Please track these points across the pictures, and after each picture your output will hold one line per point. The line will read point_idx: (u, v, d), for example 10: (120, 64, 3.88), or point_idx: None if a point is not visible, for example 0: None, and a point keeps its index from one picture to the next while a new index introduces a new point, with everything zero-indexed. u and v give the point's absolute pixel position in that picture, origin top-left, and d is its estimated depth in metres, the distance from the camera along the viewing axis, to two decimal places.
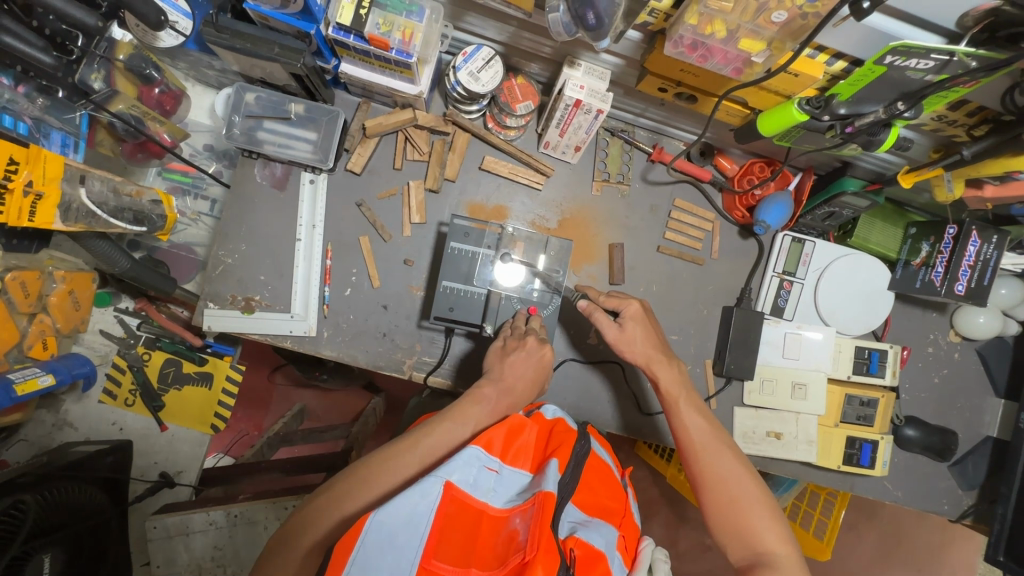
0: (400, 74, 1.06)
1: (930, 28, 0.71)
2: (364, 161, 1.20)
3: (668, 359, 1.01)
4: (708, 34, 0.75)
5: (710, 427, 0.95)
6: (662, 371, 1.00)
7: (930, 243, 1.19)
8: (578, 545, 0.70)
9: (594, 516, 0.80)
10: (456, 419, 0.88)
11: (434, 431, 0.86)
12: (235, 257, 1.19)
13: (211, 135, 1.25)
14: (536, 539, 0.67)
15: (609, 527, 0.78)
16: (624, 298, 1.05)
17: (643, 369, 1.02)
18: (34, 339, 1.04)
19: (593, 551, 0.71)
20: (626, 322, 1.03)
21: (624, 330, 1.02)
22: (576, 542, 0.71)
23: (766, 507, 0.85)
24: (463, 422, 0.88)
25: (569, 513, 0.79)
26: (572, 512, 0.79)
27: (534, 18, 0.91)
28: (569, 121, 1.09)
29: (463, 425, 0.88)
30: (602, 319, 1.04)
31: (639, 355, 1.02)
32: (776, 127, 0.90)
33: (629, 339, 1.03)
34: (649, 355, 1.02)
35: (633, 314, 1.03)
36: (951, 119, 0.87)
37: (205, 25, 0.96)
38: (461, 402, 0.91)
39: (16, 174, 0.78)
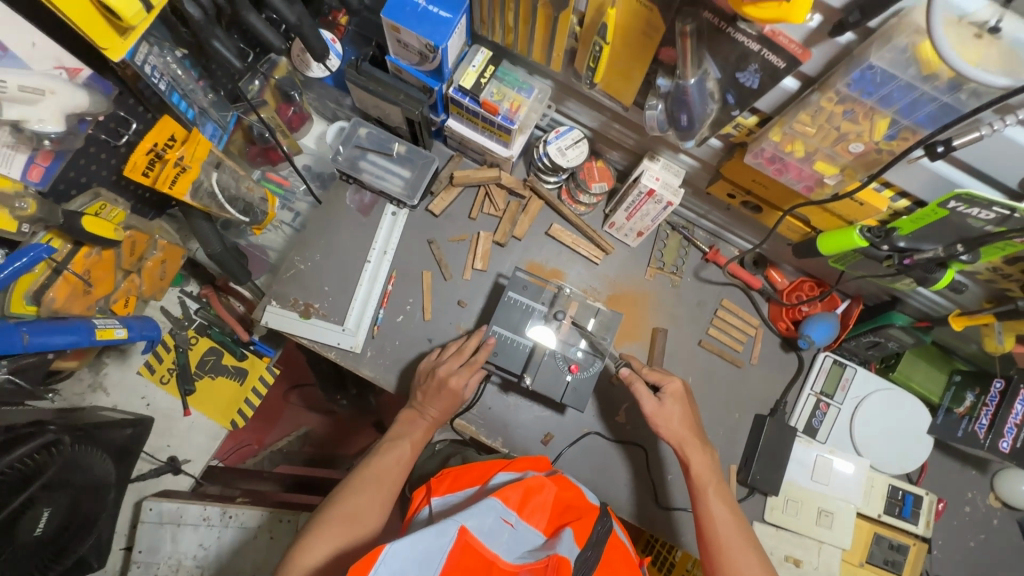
0: (497, 137, 1.19)
1: (994, 184, 0.77)
2: (444, 205, 1.32)
3: (702, 446, 1.02)
4: (788, 151, 0.84)
5: (734, 518, 0.95)
6: (694, 455, 1.01)
7: (974, 394, 1.19)
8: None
9: None
10: (444, 396, 1.10)
11: (410, 416, 1.11)
12: (308, 265, 1.27)
13: (314, 158, 1.36)
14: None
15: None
16: (666, 375, 1.07)
17: (677, 449, 1.03)
18: (121, 295, 1.00)
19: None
20: (665, 399, 1.05)
21: (663, 405, 1.04)
22: None
23: None
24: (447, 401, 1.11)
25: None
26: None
27: (629, 111, 1.03)
28: (638, 207, 1.19)
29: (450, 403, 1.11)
30: (642, 392, 1.05)
31: (674, 433, 1.03)
32: (835, 248, 0.97)
33: (666, 416, 1.04)
34: (682, 435, 1.03)
35: (673, 391, 1.05)
36: (1006, 273, 0.91)
37: (348, 66, 1.12)
38: (441, 377, 1.10)
39: (171, 150, 0.89)
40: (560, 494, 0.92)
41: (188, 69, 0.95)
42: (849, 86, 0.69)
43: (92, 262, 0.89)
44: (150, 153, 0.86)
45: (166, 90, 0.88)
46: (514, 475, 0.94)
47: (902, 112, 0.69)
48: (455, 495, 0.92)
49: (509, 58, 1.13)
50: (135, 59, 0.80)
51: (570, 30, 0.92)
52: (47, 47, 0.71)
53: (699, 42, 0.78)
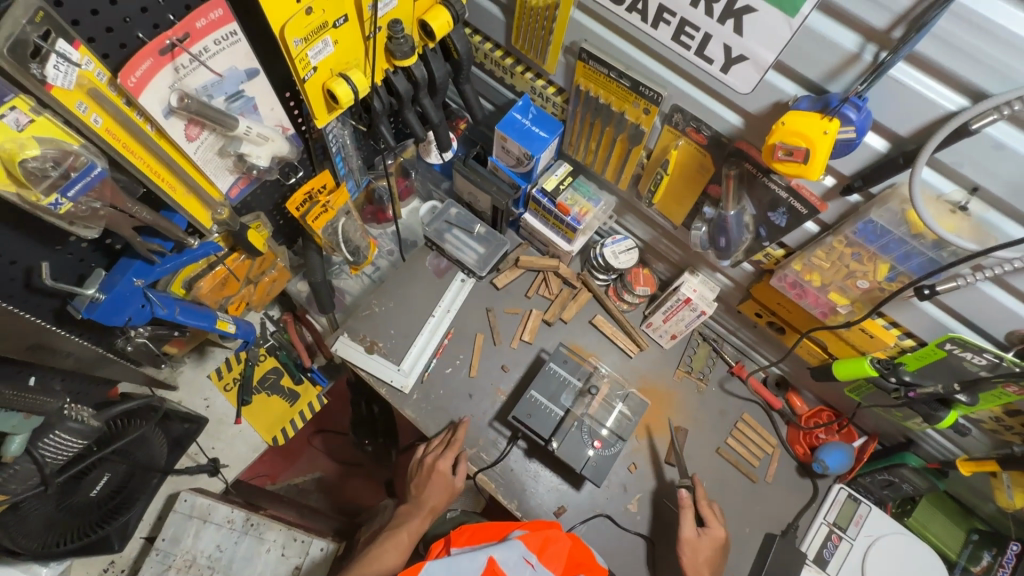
0: (563, 233, 1.42)
1: (985, 335, 0.90)
2: (506, 281, 1.52)
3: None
4: (807, 280, 1.01)
5: None
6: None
7: (991, 554, 1.20)
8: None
9: None
10: (441, 488, 1.29)
11: (409, 508, 1.31)
12: (382, 309, 1.48)
13: (406, 226, 1.62)
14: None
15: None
16: (716, 524, 1.23)
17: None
18: (238, 298, 1.22)
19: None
20: (705, 535, 1.21)
21: (700, 537, 1.21)
22: None
23: None
24: (446, 492, 1.29)
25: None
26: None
27: (677, 230, 1.25)
28: (674, 312, 1.35)
29: (444, 493, 1.28)
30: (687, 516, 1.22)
31: (693, 565, 1.18)
32: (850, 373, 1.08)
33: (695, 546, 1.20)
34: (702, 572, 1.18)
35: (715, 536, 1.21)
36: (1008, 424, 1.00)
37: (458, 160, 1.41)
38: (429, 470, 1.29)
39: (322, 195, 1.14)
40: (575, 550, 1.00)
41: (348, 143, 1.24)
42: (856, 233, 0.89)
43: (236, 265, 1.13)
44: (305, 195, 1.11)
45: (335, 151, 1.13)
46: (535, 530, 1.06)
47: (898, 260, 0.87)
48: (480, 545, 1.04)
49: (585, 174, 1.39)
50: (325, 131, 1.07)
51: (638, 161, 1.17)
52: (279, 112, 0.98)
53: (741, 185, 1.00)
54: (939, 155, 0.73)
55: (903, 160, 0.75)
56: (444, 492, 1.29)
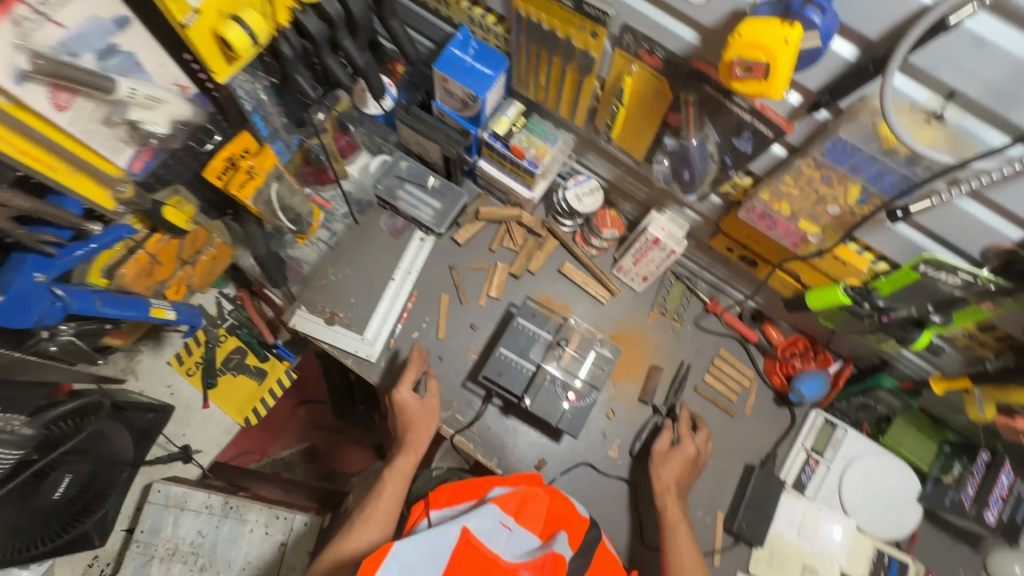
0: (521, 179, 1.33)
1: (959, 252, 0.86)
2: (468, 236, 1.45)
3: (678, 495, 1.20)
4: (776, 209, 0.95)
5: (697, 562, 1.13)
6: (670, 500, 1.19)
7: (962, 463, 1.23)
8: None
9: None
10: (417, 421, 1.24)
11: (393, 454, 1.23)
12: (339, 277, 1.39)
13: (356, 185, 1.50)
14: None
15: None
16: (692, 441, 1.25)
17: (658, 495, 1.20)
18: (175, 282, 1.13)
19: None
20: (676, 448, 1.24)
21: (670, 452, 1.23)
22: None
23: None
24: (424, 419, 1.24)
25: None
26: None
27: (640, 166, 1.16)
28: (644, 254, 1.29)
29: (421, 423, 1.24)
30: (665, 441, 1.25)
31: (662, 479, 1.21)
32: (823, 303, 1.04)
33: (665, 462, 1.22)
34: (669, 484, 1.20)
35: (686, 452, 1.23)
36: (981, 339, 0.98)
37: (400, 108, 1.29)
38: (397, 405, 1.24)
39: (243, 159, 1.04)
40: (553, 504, 0.97)
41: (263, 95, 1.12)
42: (824, 155, 0.82)
43: (162, 246, 1.05)
44: (226, 161, 1.01)
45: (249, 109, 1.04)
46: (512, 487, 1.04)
47: (869, 181, 0.81)
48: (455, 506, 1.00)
49: (540, 112, 1.28)
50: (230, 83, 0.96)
51: (593, 93, 1.07)
52: (170, 67, 0.89)
53: (701, 111, 0.91)
54: (914, 58, 0.65)
55: (873, 68, 0.67)
56: (424, 426, 1.24)
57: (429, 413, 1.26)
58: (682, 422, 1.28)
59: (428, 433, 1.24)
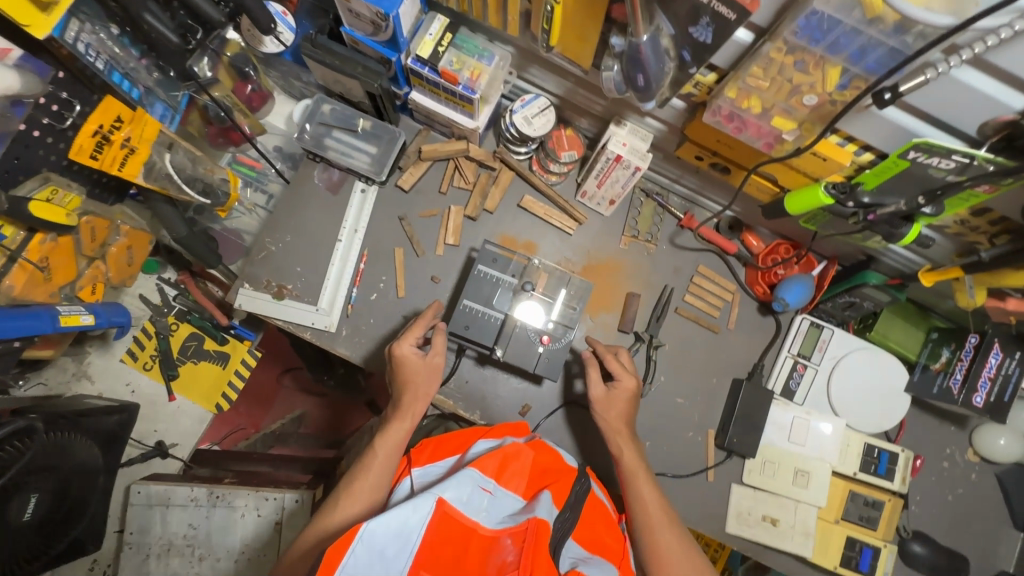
0: (461, 108, 1.16)
1: (953, 133, 0.75)
2: (413, 180, 1.29)
3: (631, 438, 1.10)
4: (745, 107, 0.82)
5: (664, 504, 1.02)
6: (626, 447, 1.08)
7: (950, 350, 1.19)
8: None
9: (595, 554, 0.83)
10: (416, 380, 1.08)
11: (388, 416, 1.07)
12: (279, 246, 1.26)
13: (283, 139, 1.33)
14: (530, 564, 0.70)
15: (610, 566, 0.81)
16: (626, 371, 1.13)
17: (610, 443, 1.10)
18: (86, 282, 1.04)
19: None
20: (615, 388, 1.11)
21: (610, 394, 1.11)
22: None
23: None
24: (425, 379, 1.09)
25: (570, 549, 0.81)
26: (573, 547, 0.82)
27: (589, 75, 1.01)
28: (608, 174, 1.17)
29: (421, 382, 1.08)
30: (596, 380, 1.12)
31: (609, 423, 1.10)
32: (803, 207, 0.95)
33: (608, 403, 1.10)
34: (618, 428, 1.10)
35: (626, 388, 1.11)
36: (974, 225, 0.90)
37: (304, 40, 1.09)
38: (396, 359, 1.09)
39: (117, 130, 0.89)
40: (538, 458, 0.94)
41: (126, 47, 0.96)
42: (796, 35, 0.68)
43: (47, 249, 0.92)
44: (96, 136, 0.86)
45: (104, 69, 0.91)
46: (493, 443, 0.97)
47: (852, 60, 0.68)
48: (436, 465, 0.95)
49: (468, 26, 1.10)
50: (64, 37, 0.83)
51: None
52: None
53: None
54: None
55: None
56: (423, 387, 1.08)
57: (432, 373, 1.10)
58: (608, 352, 1.15)
59: (427, 396, 1.08)
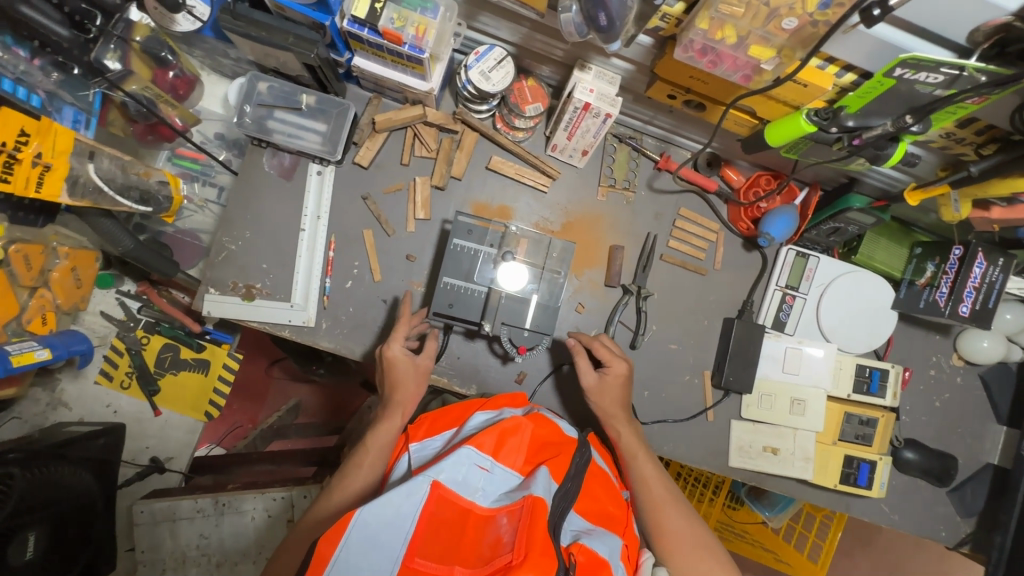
0: (411, 70, 1.06)
1: (941, 43, 0.70)
2: (371, 155, 1.20)
3: (628, 420, 1.10)
4: (719, 39, 0.75)
5: (664, 479, 1.03)
6: (623, 427, 1.08)
7: (934, 264, 1.18)
8: (580, 552, 0.73)
9: (597, 525, 0.83)
10: (406, 381, 1.05)
11: (379, 412, 1.04)
12: (239, 244, 1.18)
13: (223, 124, 1.22)
14: (524, 544, 0.67)
15: (613, 537, 0.81)
16: (616, 358, 1.11)
17: (606, 425, 1.10)
18: (34, 313, 0.97)
19: (596, 559, 0.74)
20: (606, 375, 1.10)
21: (602, 381, 1.09)
22: (579, 549, 0.74)
23: (719, 555, 0.94)
24: (415, 382, 1.06)
25: (572, 521, 0.81)
26: (575, 520, 0.82)
27: (546, 18, 0.92)
28: (577, 124, 1.09)
29: (411, 384, 1.05)
30: (584, 370, 1.10)
31: (604, 408, 1.09)
32: (783, 138, 0.90)
33: (602, 391, 1.09)
34: (615, 412, 1.09)
35: (617, 372, 1.10)
36: (959, 137, 0.87)
37: (223, 12, 0.97)
38: (386, 361, 1.05)
39: (25, 145, 0.79)
40: (537, 431, 0.91)
41: (11, 47, 0.85)
42: None
43: None
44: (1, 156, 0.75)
45: None
46: (491, 415, 0.94)
47: None
48: (433, 439, 0.91)
49: None
50: None
51: None
52: None
53: None
54: None
55: None
56: (413, 387, 1.06)
57: (422, 376, 1.08)
58: (595, 341, 1.12)
59: (416, 399, 1.06)
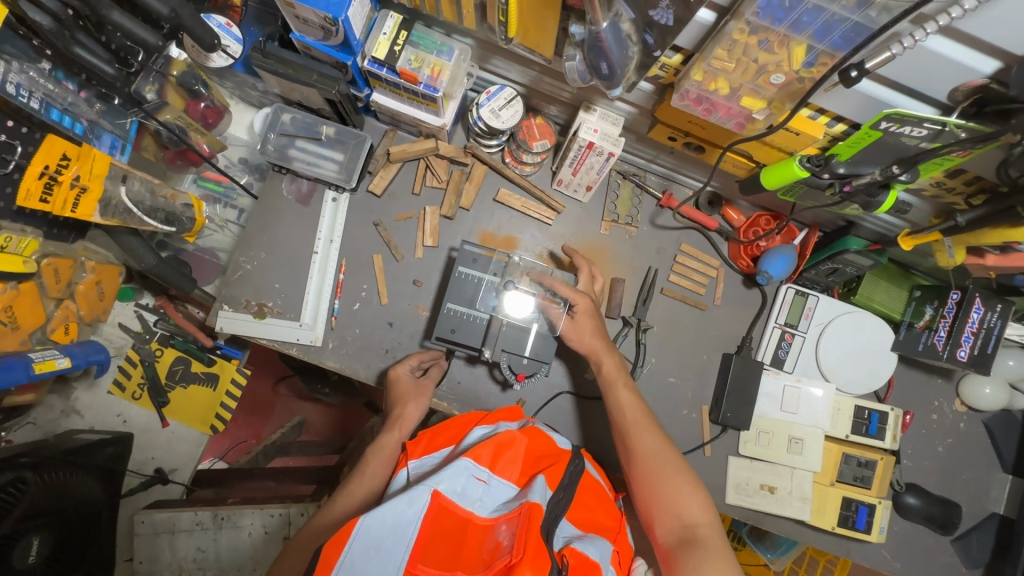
0: (426, 106, 1.12)
1: (924, 100, 0.74)
2: (385, 184, 1.26)
3: (610, 348, 1.11)
4: (712, 90, 0.79)
5: (640, 405, 1.05)
6: (605, 358, 1.09)
7: (933, 307, 1.19)
8: (573, 554, 0.76)
9: (589, 532, 0.86)
10: (406, 398, 1.12)
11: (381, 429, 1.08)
12: (254, 264, 1.23)
13: (248, 150, 1.29)
14: (522, 544, 0.70)
15: (603, 541, 0.83)
16: (578, 292, 1.12)
17: (590, 359, 1.11)
18: (57, 323, 1.02)
19: (588, 560, 0.77)
20: (576, 314, 1.11)
21: (575, 321, 1.11)
22: (571, 552, 0.76)
23: (691, 477, 0.94)
24: (414, 396, 1.12)
25: (564, 528, 0.84)
26: (566, 526, 0.84)
27: (553, 64, 0.98)
28: (582, 161, 1.14)
29: (410, 400, 1.11)
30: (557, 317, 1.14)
31: (584, 345, 1.11)
32: (778, 182, 0.93)
33: (578, 330, 1.11)
34: (594, 346, 1.10)
35: (582, 308, 1.11)
36: (950, 187, 0.90)
37: (254, 51, 1.04)
38: (391, 378, 1.16)
39: (65, 169, 0.86)
40: (531, 445, 0.93)
41: (61, 81, 0.90)
42: (759, 15, 0.66)
43: (9, 298, 0.88)
44: (43, 177, 0.83)
45: (40, 108, 0.85)
46: (489, 429, 0.96)
47: (817, 36, 0.67)
48: (431, 456, 0.93)
49: (423, 20, 1.05)
50: None
51: None
52: None
53: None
54: None
55: None
56: (412, 402, 1.11)
57: (422, 393, 1.14)
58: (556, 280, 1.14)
59: (417, 414, 1.10)
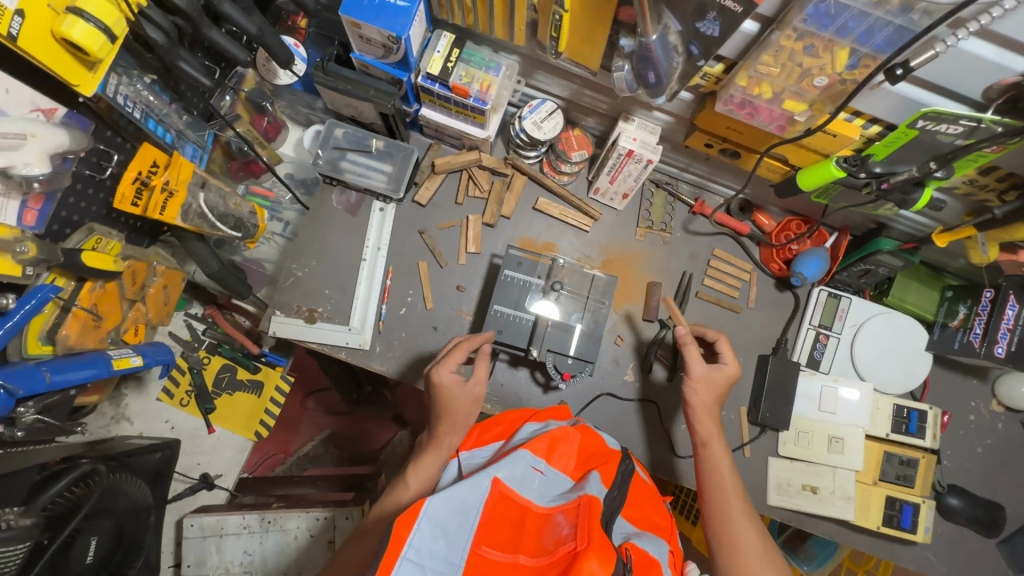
0: (472, 119, 1.19)
1: (959, 99, 0.80)
2: (430, 194, 1.32)
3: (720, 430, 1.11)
4: (756, 94, 0.86)
5: (740, 493, 1.05)
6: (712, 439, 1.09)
7: (967, 306, 1.22)
8: (634, 550, 0.75)
9: (645, 530, 0.86)
10: (455, 407, 1.03)
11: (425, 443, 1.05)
12: (305, 271, 1.28)
13: (295, 165, 1.36)
14: (586, 533, 0.69)
15: (660, 540, 0.83)
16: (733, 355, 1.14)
17: (695, 432, 1.11)
18: (129, 324, 1.07)
19: (648, 559, 0.76)
20: (715, 365, 1.12)
21: (709, 375, 1.11)
22: (632, 548, 0.75)
23: None
24: (465, 408, 1.04)
25: (620, 525, 0.84)
26: (623, 524, 0.85)
27: (598, 76, 1.04)
28: (620, 169, 1.19)
29: (461, 412, 1.04)
30: (695, 358, 1.11)
31: (700, 404, 1.10)
32: (815, 182, 0.97)
33: (705, 382, 1.10)
34: (709, 410, 1.10)
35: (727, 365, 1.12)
36: (982, 184, 0.94)
37: (314, 69, 1.12)
38: (436, 385, 1.05)
39: (156, 175, 0.94)
40: (584, 442, 0.97)
41: (160, 94, 0.99)
42: (806, 22, 0.71)
43: (97, 296, 0.96)
44: (135, 182, 0.91)
45: (141, 118, 0.96)
46: (538, 426, 0.98)
47: (860, 40, 0.73)
48: (482, 449, 0.95)
49: (473, 39, 1.13)
50: (107, 92, 0.87)
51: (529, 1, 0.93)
52: (19, 92, 0.79)
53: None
54: None
55: None
56: (462, 413, 1.04)
57: (471, 402, 1.05)
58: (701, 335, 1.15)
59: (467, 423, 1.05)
